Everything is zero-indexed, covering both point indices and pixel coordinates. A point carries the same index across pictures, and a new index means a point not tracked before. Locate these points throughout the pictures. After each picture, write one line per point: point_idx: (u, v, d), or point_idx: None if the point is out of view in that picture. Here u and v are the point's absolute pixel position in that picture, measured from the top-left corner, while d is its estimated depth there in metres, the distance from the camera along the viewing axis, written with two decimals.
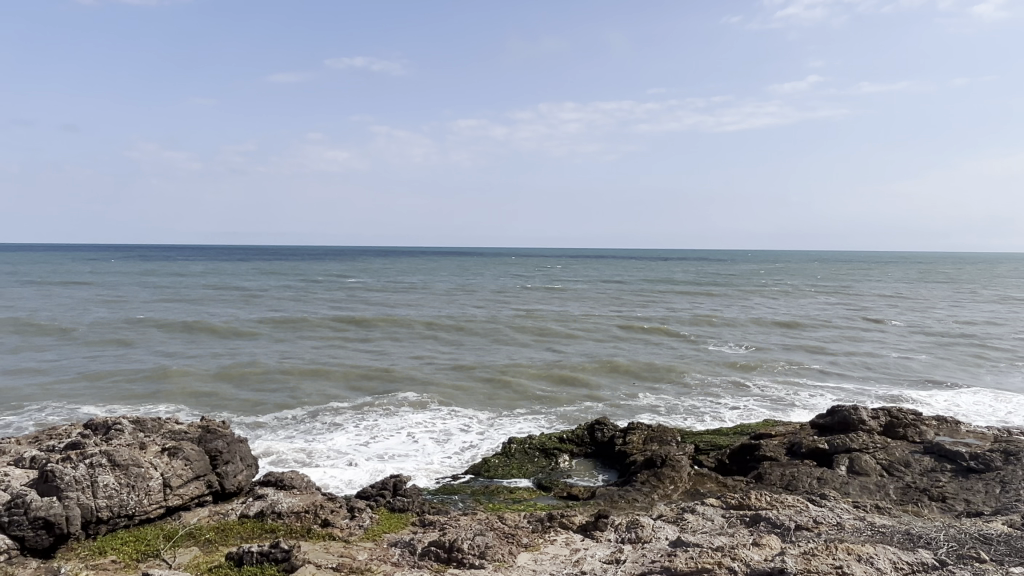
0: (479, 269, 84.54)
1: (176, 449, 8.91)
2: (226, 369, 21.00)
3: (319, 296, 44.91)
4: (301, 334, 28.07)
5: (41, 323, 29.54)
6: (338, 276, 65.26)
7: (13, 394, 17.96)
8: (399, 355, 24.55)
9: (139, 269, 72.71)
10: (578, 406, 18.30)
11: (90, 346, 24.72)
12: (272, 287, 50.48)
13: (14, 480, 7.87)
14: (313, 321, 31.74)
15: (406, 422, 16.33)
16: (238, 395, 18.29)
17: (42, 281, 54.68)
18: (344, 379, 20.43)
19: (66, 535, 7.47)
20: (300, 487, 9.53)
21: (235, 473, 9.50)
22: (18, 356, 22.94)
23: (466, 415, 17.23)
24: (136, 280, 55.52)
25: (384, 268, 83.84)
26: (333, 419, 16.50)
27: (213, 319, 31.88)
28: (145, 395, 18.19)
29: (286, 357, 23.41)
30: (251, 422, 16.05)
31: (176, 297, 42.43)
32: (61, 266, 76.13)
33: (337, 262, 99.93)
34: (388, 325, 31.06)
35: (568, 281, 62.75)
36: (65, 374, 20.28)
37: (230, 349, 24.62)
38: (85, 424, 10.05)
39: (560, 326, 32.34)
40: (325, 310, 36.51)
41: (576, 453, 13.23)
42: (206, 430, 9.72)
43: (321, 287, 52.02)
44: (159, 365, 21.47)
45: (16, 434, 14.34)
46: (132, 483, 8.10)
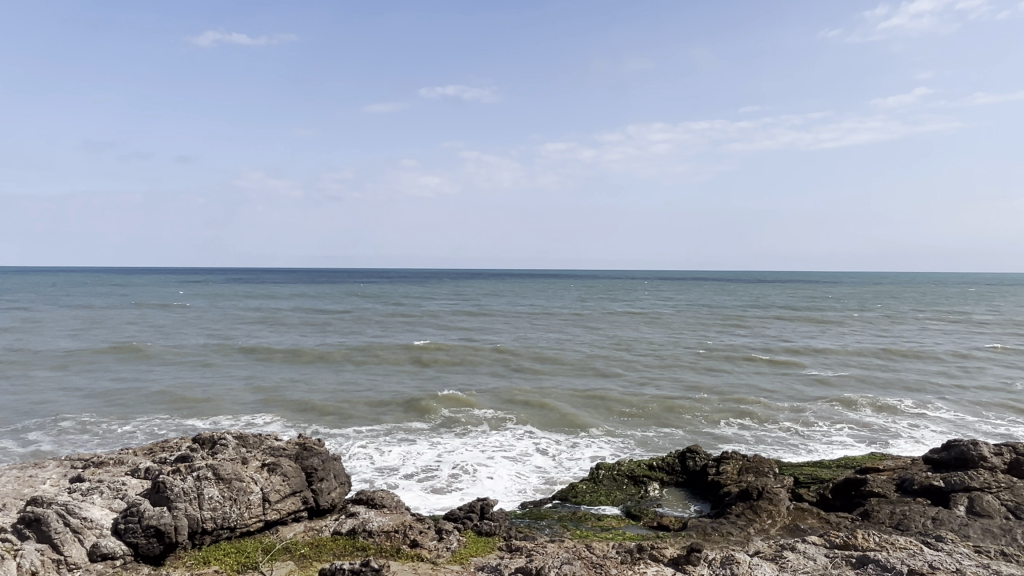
0: (562, 292, 83.90)
1: (275, 465, 9.27)
2: (317, 391, 21.93)
3: (404, 319, 46.05)
4: (385, 358, 28.83)
5: (151, 344, 31.79)
6: (423, 299, 66.73)
7: (122, 408, 19.34)
8: (480, 378, 24.84)
9: (236, 292, 76.72)
10: (657, 433, 17.85)
11: (192, 366, 26.40)
12: (361, 311, 52.24)
13: (130, 490, 8.42)
14: (397, 345, 32.51)
15: (488, 442, 16.40)
16: (326, 413, 19.04)
17: (151, 303, 58.66)
18: (426, 399, 20.87)
19: (174, 544, 7.90)
20: (391, 506, 9.69)
21: (329, 490, 9.73)
22: (129, 373, 24.76)
23: (546, 436, 17.17)
24: (236, 303, 58.70)
25: (468, 291, 84.70)
26: (417, 436, 16.82)
27: (304, 343, 33.31)
28: (243, 411, 19.25)
29: (372, 380, 24.16)
30: (339, 436, 16.64)
31: (270, 320, 44.60)
32: (166, 290, 81.27)
33: (426, 284, 102.02)
34: (470, 350, 31.40)
35: (653, 305, 61.37)
36: (172, 390, 21.69)
37: (321, 372, 25.71)
38: (192, 438, 10.63)
39: (643, 352, 31.67)
40: (410, 335, 37.35)
41: (667, 481, 12.84)
42: (303, 448, 10.06)
43: (408, 310, 53.35)
44: (256, 386, 22.67)
45: (126, 445, 15.48)
46: (234, 496, 8.47)
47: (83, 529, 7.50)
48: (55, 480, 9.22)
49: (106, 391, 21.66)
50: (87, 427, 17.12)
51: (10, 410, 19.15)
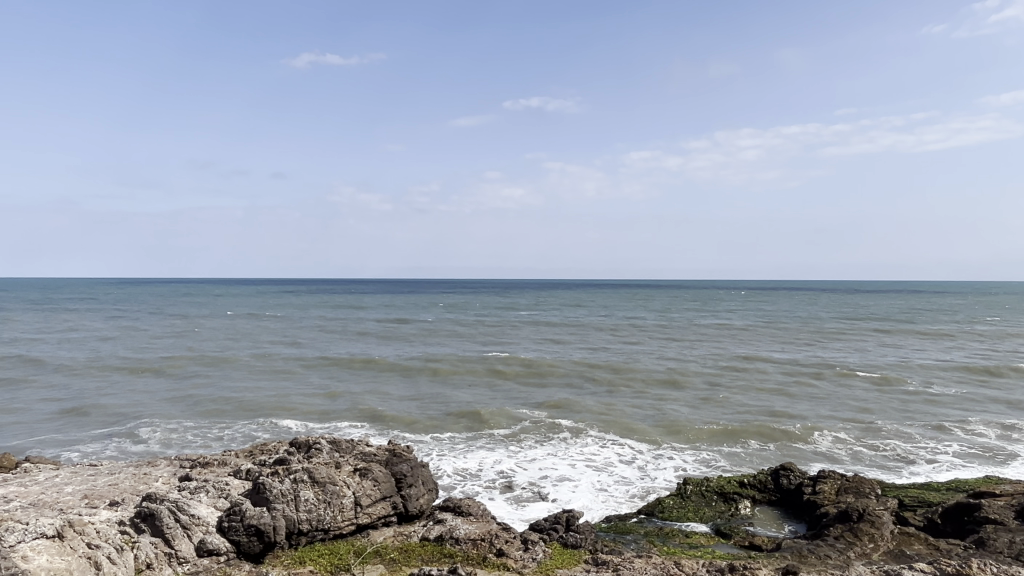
0: (646, 303, 82.44)
1: (366, 470, 9.52)
2: (402, 400, 22.48)
3: (487, 330, 46.50)
4: (468, 368, 29.13)
5: (249, 352, 33.50)
6: (505, 310, 67.08)
7: (223, 412, 20.42)
8: (562, 390, 24.76)
9: (326, 302, 79.58)
10: (745, 447, 17.25)
11: (286, 374, 27.63)
12: (444, 322, 53.05)
13: (233, 490, 8.87)
14: (480, 356, 32.81)
15: (570, 451, 16.29)
16: (411, 420, 19.50)
17: (249, 313, 61.71)
18: (507, 409, 21.00)
19: (272, 543, 8.24)
20: (477, 514, 9.76)
21: (418, 496, 9.88)
22: (229, 380, 26.13)
23: (630, 446, 16.90)
24: (327, 314, 60.91)
25: (551, 301, 84.55)
26: (499, 443, 16.92)
27: (390, 353, 34.21)
28: (332, 418, 19.96)
29: (455, 390, 24.53)
30: (423, 441, 17.00)
31: (359, 330, 46.01)
32: (263, 300, 85.30)
33: (508, 295, 102.60)
34: (552, 361, 31.33)
35: (741, 317, 59.31)
36: (268, 397, 22.76)
37: (406, 382, 26.33)
38: (290, 442, 11.07)
39: (731, 366, 30.64)
40: (492, 346, 37.60)
41: (759, 500, 12.34)
42: (392, 454, 10.28)
43: (490, 320, 53.81)
44: (345, 394, 23.45)
45: (226, 446, 16.35)
46: (328, 499, 8.76)
47: (191, 525, 7.94)
48: (166, 478, 9.84)
49: (209, 395, 22.98)
50: (192, 429, 18.18)
51: (127, 412, 20.60)
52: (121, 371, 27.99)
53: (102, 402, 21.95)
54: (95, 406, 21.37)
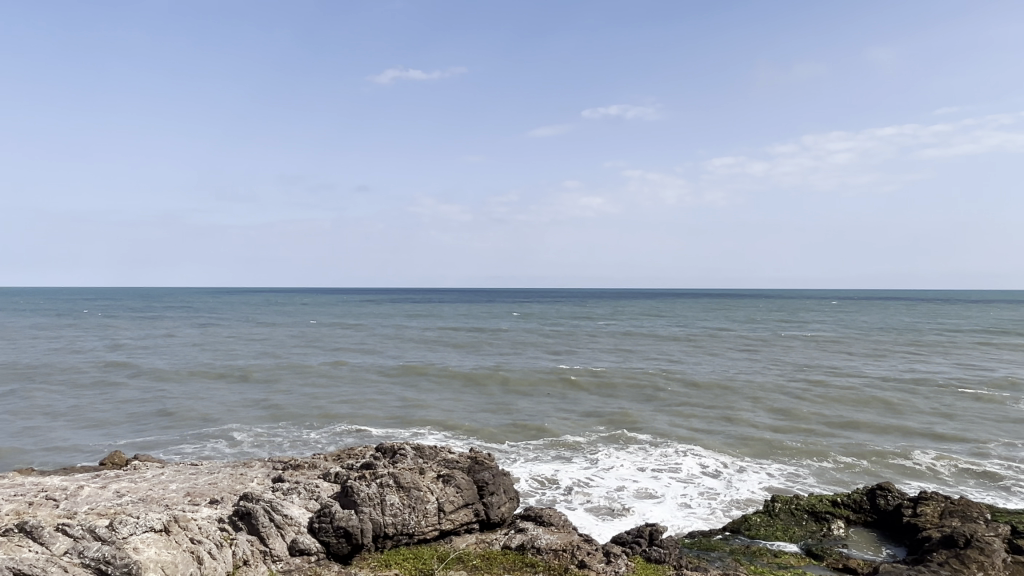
0: (726, 313, 80.14)
1: (449, 477, 9.63)
2: (478, 410, 22.70)
3: (562, 341, 46.38)
4: (543, 378, 29.14)
5: (332, 360, 34.67)
6: (581, 320, 66.72)
7: (308, 417, 21.20)
8: (639, 402, 24.38)
9: (406, 311, 81.39)
10: (836, 462, 16.45)
11: (367, 381, 28.43)
12: (519, 331, 53.29)
13: (323, 492, 9.16)
14: (555, 367, 32.74)
15: (650, 462, 16.00)
16: (488, 429, 19.67)
17: (333, 321, 63.91)
18: (584, 421, 20.86)
19: (360, 546, 8.46)
20: (558, 524, 9.71)
21: (499, 504, 9.92)
22: (313, 386, 27.10)
23: (713, 458, 16.45)
24: (406, 323, 62.30)
25: (629, 311, 83.54)
26: (577, 452, 16.81)
27: (467, 362, 34.64)
28: (412, 424, 20.38)
29: (531, 400, 24.57)
30: (500, 448, 17.10)
31: (436, 339, 46.83)
32: (345, 309, 88.18)
33: (584, 304, 101.97)
34: (629, 373, 30.92)
35: (830, 328, 56.77)
36: (349, 404, 23.47)
37: (482, 390, 26.59)
38: (375, 447, 11.35)
39: (818, 379, 29.39)
40: (568, 357, 37.46)
41: (854, 520, 11.73)
42: (474, 461, 10.35)
43: (566, 330, 53.66)
44: (423, 402, 23.91)
45: (312, 450, 16.99)
46: (413, 504, 8.92)
47: (284, 525, 8.25)
48: (260, 478, 10.28)
49: (295, 401, 23.92)
50: (279, 433, 18.97)
51: (220, 415, 21.71)
52: (214, 376, 29.54)
53: (197, 406, 23.20)
54: (192, 409, 22.61)
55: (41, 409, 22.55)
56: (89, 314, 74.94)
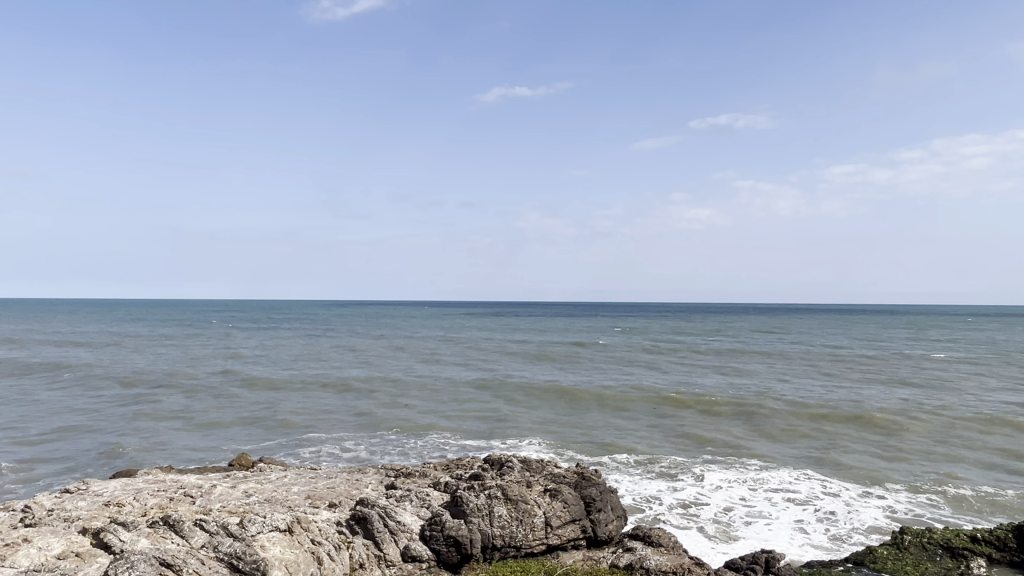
0: (843, 329, 75.56)
1: (556, 491, 9.58)
2: (579, 425, 22.56)
3: (664, 357, 45.30)
4: (645, 395, 28.54)
5: (435, 372, 35.55)
6: (685, 335, 64.97)
7: (412, 426, 21.83)
8: (748, 422, 23.38)
9: (507, 326, 82.27)
10: (973, 492, 15.10)
11: (469, 394, 28.93)
12: (621, 346, 52.59)
13: (433, 500, 9.38)
14: (658, 384, 32.02)
15: (761, 482, 15.29)
16: (589, 444, 19.51)
17: (437, 334, 65.60)
18: (688, 439, 20.26)
19: (469, 555, 8.59)
20: (668, 546, 9.44)
21: (607, 521, 9.79)
22: (418, 397, 27.84)
23: (831, 481, 15.51)
24: (507, 336, 62.95)
25: (736, 327, 80.56)
26: (683, 470, 16.32)
27: (567, 377, 34.53)
28: (512, 436, 20.53)
29: (632, 418, 24.13)
30: (603, 463, 16.89)
31: (536, 353, 46.91)
32: (448, 323, 90.25)
33: (689, 320, 99.27)
34: (736, 392, 29.75)
35: (963, 347, 52.33)
36: (451, 415, 23.97)
37: (583, 406, 26.41)
38: (483, 459, 11.50)
39: (949, 401, 27.13)
40: (671, 374, 36.47)
41: (997, 559, 10.61)
42: (582, 477, 10.26)
43: (669, 346, 52.42)
44: (524, 416, 24.03)
45: (417, 458, 17.48)
46: (520, 517, 8.95)
47: (397, 531, 8.50)
48: (375, 485, 10.68)
49: (401, 411, 24.70)
50: (386, 441, 19.64)
51: (331, 422, 22.77)
52: (327, 385, 31.00)
53: (312, 413, 24.41)
54: (306, 416, 23.81)
55: (174, 412, 24.47)
56: (215, 325, 81.11)
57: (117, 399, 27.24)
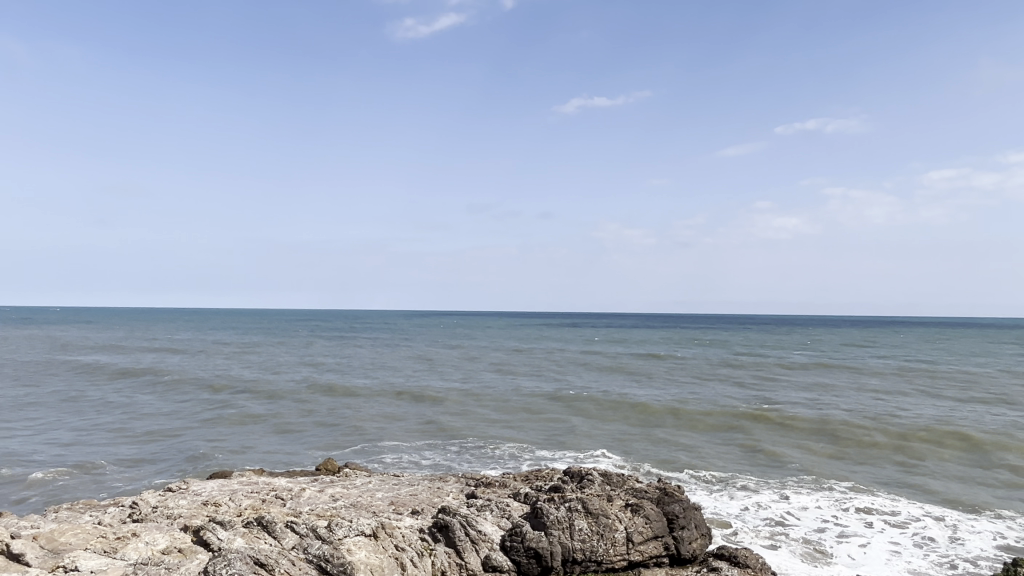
0: (940, 344, 71.17)
1: (638, 506, 9.41)
2: (655, 438, 22.15)
3: (744, 370, 43.95)
4: (725, 409, 27.70)
5: (509, 383, 35.70)
6: (766, 349, 62.76)
7: (487, 435, 21.99)
8: (834, 439, 22.35)
9: (580, 336, 81.79)
10: None
11: (543, 405, 28.91)
12: (698, 359, 51.32)
13: (513, 511, 9.40)
14: (738, 399, 31.05)
15: (852, 503, 14.53)
16: (666, 458, 19.10)
17: (510, 345, 65.89)
18: (772, 457, 19.52)
19: (549, 568, 8.55)
20: (756, 567, 9.07)
21: (690, 539, 9.52)
22: (493, 407, 28.01)
23: (930, 505, 14.56)
24: (580, 348, 62.54)
25: (822, 340, 77.23)
26: (768, 488, 15.71)
27: (642, 390, 34.00)
28: (587, 449, 20.34)
29: (711, 433, 23.49)
30: (683, 479, 16.48)
31: (611, 366, 46.36)
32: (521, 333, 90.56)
33: (770, 332, 96.02)
34: (822, 408, 28.49)
35: None
36: (525, 425, 24.00)
37: (658, 420, 25.92)
38: (563, 471, 11.44)
39: None
40: (752, 389, 35.26)
41: None
42: (664, 492, 10.04)
43: (749, 360, 50.80)
44: (599, 428, 23.80)
45: (491, 467, 17.57)
46: (601, 531, 8.84)
47: (478, 541, 8.55)
48: (456, 493, 10.80)
49: (476, 420, 24.94)
50: (461, 449, 19.86)
51: (409, 429, 23.23)
52: (404, 393, 31.66)
53: (390, 420, 24.99)
54: (384, 423, 24.38)
55: (261, 416, 25.54)
56: (296, 334, 84.45)
57: (209, 403, 28.65)
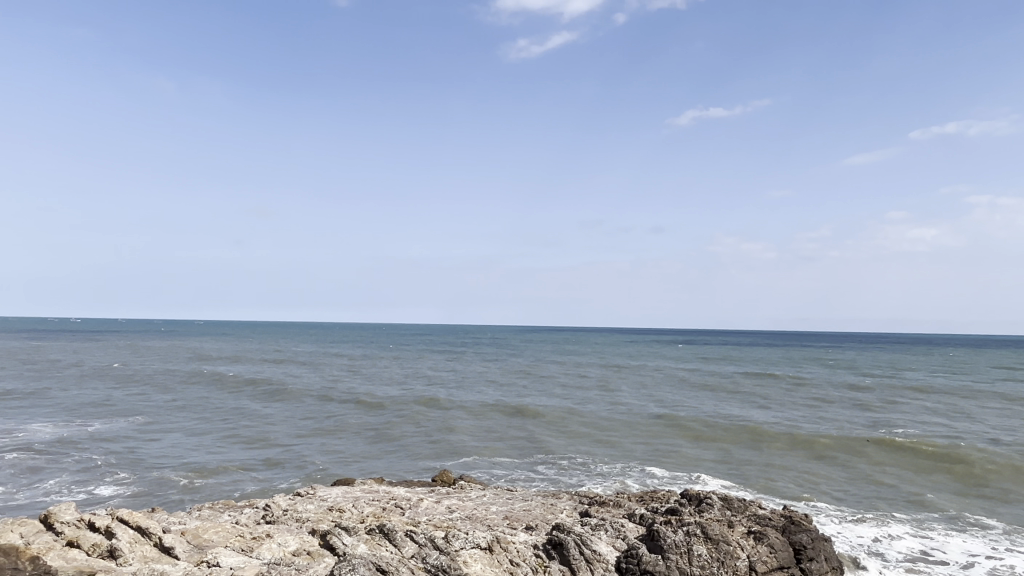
0: None
1: (761, 534, 8.99)
2: (769, 461, 21.09)
3: (871, 393, 40.99)
4: (848, 434, 25.94)
5: (614, 400, 35.16)
6: (895, 370, 58.42)
7: (590, 452, 21.77)
8: (976, 469, 20.38)
9: (689, 354, 79.48)
10: None
11: (648, 424, 28.25)
12: (817, 380, 48.44)
13: (629, 532, 9.22)
14: (863, 424, 29.00)
15: (1003, 542, 13.14)
16: (783, 483, 18.10)
17: (616, 362, 64.96)
18: (902, 486, 18.05)
19: None
20: None
21: (820, 572, 8.99)
22: (597, 425, 27.65)
23: None
24: (689, 366, 60.70)
25: (961, 361, 70.83)
26: (903, 520, 14.49)
27: (756, 412, 32.49)
28: (697, 470, 19.62)
29: (831, 458, 22.06)
30: (803, 506, 15.55)
31: (721, 386, 44.64)
32: (628, 350, 89.03)
33: (900, 352, 89.22)
34: (960, 435, 26.08)
35: None
36: (630, 444, 23.52)
37: (773, 442, 24.65)
38: (679, 494, 11.12)
39: None
40: (879, 412, 32.82)
41: None
42: (790, 521, 9.54)
43: (874, 382, 47.41)
44: (708, 450, 22.96)
45: (597, 484, 17.33)
46: (721, 558, 8.49)
47: (593, 560, 8.39)
48: (569, 511, 10.74)
49: (581, 437, 24.74)
50: (565, 465, 19.74)
51: (512, 443, 23.40)
52: (508, 408, 31.93)
53: (495, 433, 25.26)
54: (490, 436, 24.71)
55: (372, 427, 26.53)
56: (408, 348, 87.11)
57: (325, 413, 30.10)
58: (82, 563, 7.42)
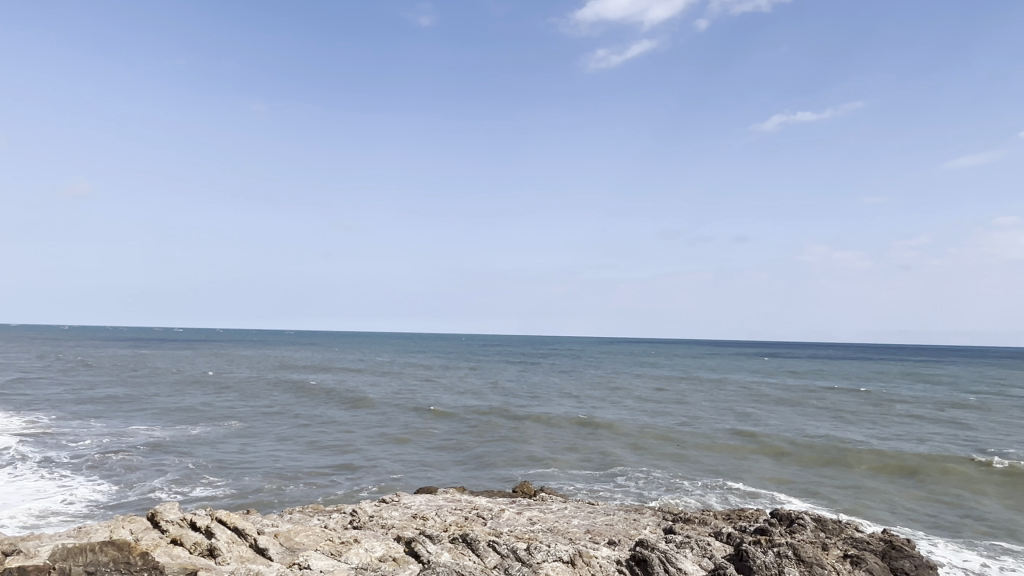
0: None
1: (859, 559, 8.52)
2: (861, 481, 20.04)
3: (975, 411, 38.24)
4: (949, 454, 24.31)
5: (692, 415, 34.26)
6: (1002, 386, 54.35)
7: (668, 467, 21.30)
8: None
9: (774, 368, 76.49)
10: None
11: (729, 439, 27.39)
12: (914, 397, 45.64)
13: (716, 551, 8.94)
14: (965, 444, 27.12)
15: None
16: (877, 505, 17.15)
17: (695, 375, 63.33)
18: (1011, 512, 16.75)
19: None
20: None
21: None
22: (674, 439, 27.01)
23: None
24: (772, 380, 58.47)
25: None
26: (1015, 550, 13.43)
27: (845, 429, 30.95)
28: (782, 488, 18.85)
29: (929, 479, 20.74)
30: (900, 529, 14.67)
31: (808, 401, 42.68)
32: (709, 363, 86.52)
33: (1009, 368, 82.93)
34: None
35: None
36: (711, 459, 22.87)
37: (865, 460, 23.40)
38: (769, 513, 10.71)
39: None
40: (984, 432, 30.59)
41: None
42: (890, 547, 9.02)
43: (979, 399, 44.21)
44: (793, 467, 22.03)
45: (676, 499, 16.95)
46: None
47: None
48: (653, 527, 10.52)
49: (659, 451, 24.25)
50: (642, 478, 19.38)
51: (588, 455, 23.18)
52: (584, 420, 31.68)
53: (570, 445, 25.10)
54: (564, 448, 24.56)
55: (448, 436, 26.88)
56: (483, 359, 87.82)
57: (403, 422, 30.74)
58: (185, 561, 7.83)
